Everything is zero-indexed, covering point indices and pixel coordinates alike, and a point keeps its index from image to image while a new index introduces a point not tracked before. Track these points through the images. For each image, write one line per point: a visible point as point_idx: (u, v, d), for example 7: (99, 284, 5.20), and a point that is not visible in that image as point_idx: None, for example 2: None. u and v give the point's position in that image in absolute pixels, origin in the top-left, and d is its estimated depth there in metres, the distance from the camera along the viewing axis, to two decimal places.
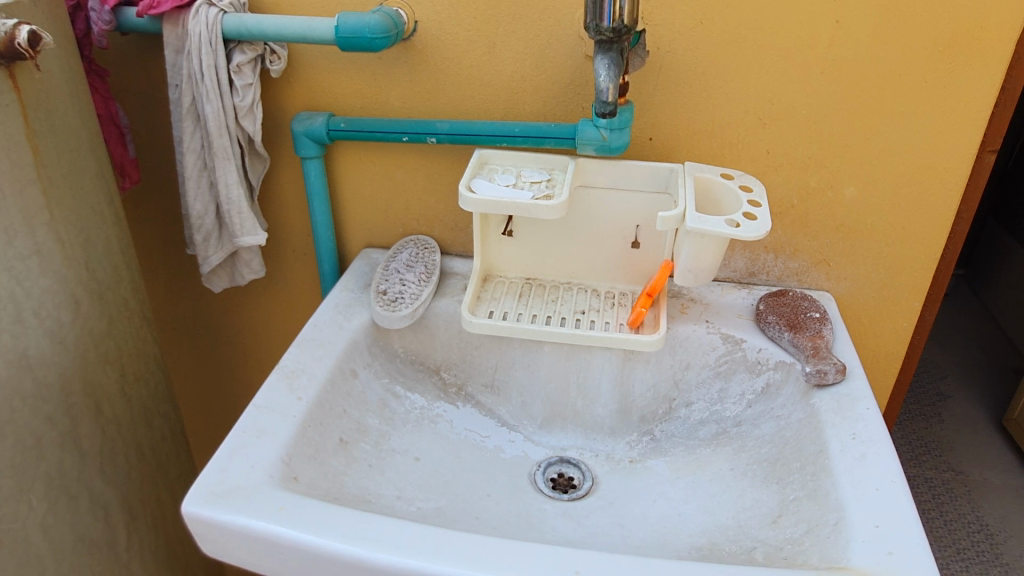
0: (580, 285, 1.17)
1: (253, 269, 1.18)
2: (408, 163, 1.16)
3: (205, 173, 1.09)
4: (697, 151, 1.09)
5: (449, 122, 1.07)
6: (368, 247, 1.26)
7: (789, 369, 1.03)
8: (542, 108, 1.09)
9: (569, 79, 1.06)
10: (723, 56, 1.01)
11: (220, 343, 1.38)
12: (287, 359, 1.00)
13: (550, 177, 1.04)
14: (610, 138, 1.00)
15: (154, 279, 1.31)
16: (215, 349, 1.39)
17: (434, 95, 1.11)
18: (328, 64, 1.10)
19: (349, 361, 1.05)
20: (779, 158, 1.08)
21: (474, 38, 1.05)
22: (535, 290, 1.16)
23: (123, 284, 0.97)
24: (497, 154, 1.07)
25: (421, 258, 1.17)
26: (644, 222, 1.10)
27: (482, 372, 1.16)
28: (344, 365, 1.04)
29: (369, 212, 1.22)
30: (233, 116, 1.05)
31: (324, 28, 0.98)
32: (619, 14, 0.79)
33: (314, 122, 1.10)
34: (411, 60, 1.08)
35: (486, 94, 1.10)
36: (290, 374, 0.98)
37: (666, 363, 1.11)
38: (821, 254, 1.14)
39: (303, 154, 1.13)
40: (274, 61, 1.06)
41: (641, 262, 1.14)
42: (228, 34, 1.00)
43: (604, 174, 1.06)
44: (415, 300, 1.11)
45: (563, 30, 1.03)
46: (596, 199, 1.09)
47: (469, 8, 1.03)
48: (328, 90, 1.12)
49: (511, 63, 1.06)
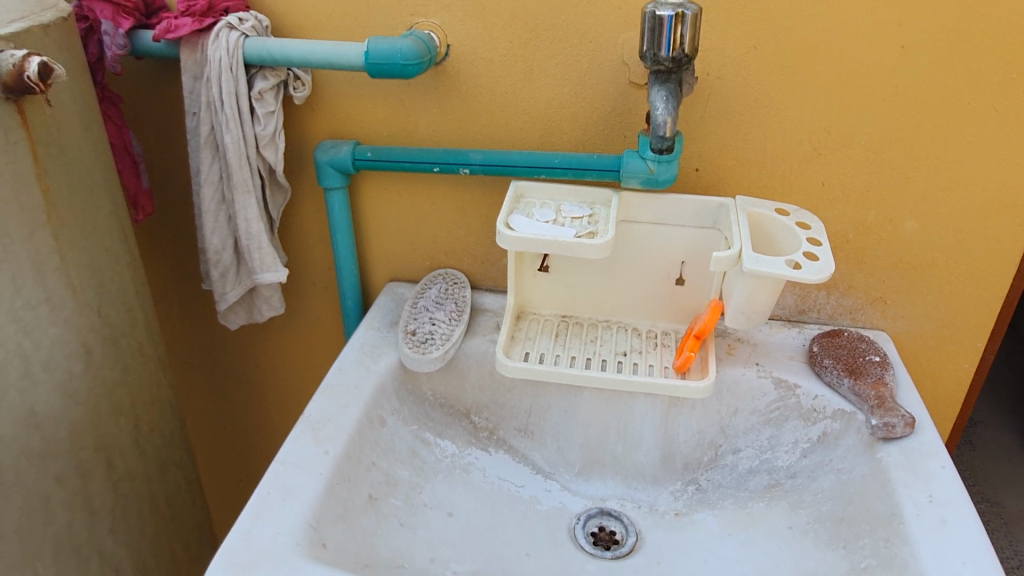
0: (619, 323, 1.10)
1: (273, 306, 1.11)
2: (437, 194, 1.10)
3: (224, 206, 1.02)
4: (746, 183, 1.03)
5: (483, 152, 1.00)
6: (393, 281, 1.19)
7: (850, 418, 0.96)
8: (581, 137, 1.03)
9: (611, 106, 1.00)
10: (777, 83, 0.94)
11: (235, 379, 1.31)
12: (311, 408, 0.93)
13: (591, 212, 0.97)
14: (656, 171, 0.93)
15: (167, 314, 1.24)
16: (230, 386, 1.32)
17: (466, 123, 1.04)
18: (353, 90, 1.04)
19: (377, 408, 0.98)
20: (835, 191, 1.01)
21: (510, 63, 0.99)
22: (571, 330, 1.09)
23: (138, 329, 0.90)
24: (534, 187, 1.00)
25: (451, 296, 1.11)
26: (690, 258, 1.03)
27: (515, 416, 1.09)
28: (372, 413, 0.97)
29: (395, 244, 1.16)
30: (254, 146, 0.99)
31: (353, 54, 0.92)
32: (680, 43, 0.73)
33: (339, 152, 1.04)
34: (442, 86, 1.02)
35: (521, 122, 1.03)
36: (315, 425, 0.91)
37: (713, 408, 1.04)
38: (878, 292, 1.07)
39: (327, 185, 1.07)
40: (298, 88, 1.00)
41: (686, 300, 1.07)
42: (250, 58, 0.94)
43: (649, 209, 0.99)
44: (446, 341, 1.04)
45: (605, 55, 0.96)
46: (639, 234, 1.02)
47: (505, 32, 0.97)
48: (353, 117, 1.06)
49: (548, 89, 1.00)
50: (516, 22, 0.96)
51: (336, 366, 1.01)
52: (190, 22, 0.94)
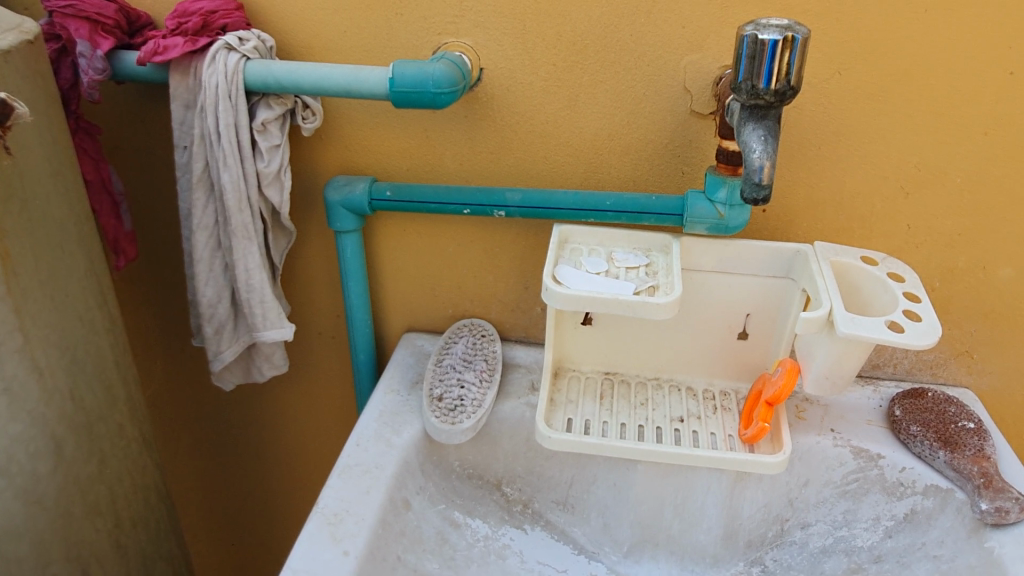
0: (671, 382, 0.97)
1: (276, 365, 0.97)
2: (463, 236, 0.96)
3: (219, 254, 0.88)
4: (820, 224, 0.91)
5: (522, 192, 0.87)
6: (411, 331, 1.05)
7: (946, 496, 0.84)
8: (632, 173, 0.90)
9: (668, 139, 0.87)
10: (863, 112, 0.82)
11: (229, 439, 1.16)
12: (326, 497, 0.79)
13: (649, 261, 0.85)
14: (727, 216, 0.81)
15: (151, 370, 1.09)
16: (222, 447, 1.17)
17: (500, 157, 0.91)
18: (370, 119, 0.90)
19: (401, 491, 0.84)
20: (921, 235, 0.89)
21: (553, 89, 0.86)
22: (617, 390, 0.96)
23: (119, 408, 0.75)
24: (581, 231, 0.87)
25: (480, 352, 0.98)
26: (756, 311, 0.90)
27: (554, 487, 0.96)
28: (397, 498, 0.82)
29: (414, 291, 1.02)
30: (256, 185, 0.85)
31: (375, 80, 0.78)
32: (785, 71, 0.60)
33: (353, 190, 0.90)
34: (473, 114, 0.89)
35: (564, 156, 0.90)
36: (333, 518, 0.76)
37: (781, 478, 0.91)
38: (963, 345, 0.95)
39: (338, 228, 0.93)
40: (307, 119, 0.86)
41: (749, 356, 0.94)
42: (253, 84, 0.81)
43: (713, 256, 0.86)
44: (478, 407, 0.91)
45: (664, 81, 0.84)
46: (700, 285, 0.89)
47: (548, 54, 0.84)
48: (370, 150, 0.92)
49: (596, 119, 0.87)
50: (561, 42, 0.83)
51: (352, 440, 0.87)
52: (181, 42, 0.80)
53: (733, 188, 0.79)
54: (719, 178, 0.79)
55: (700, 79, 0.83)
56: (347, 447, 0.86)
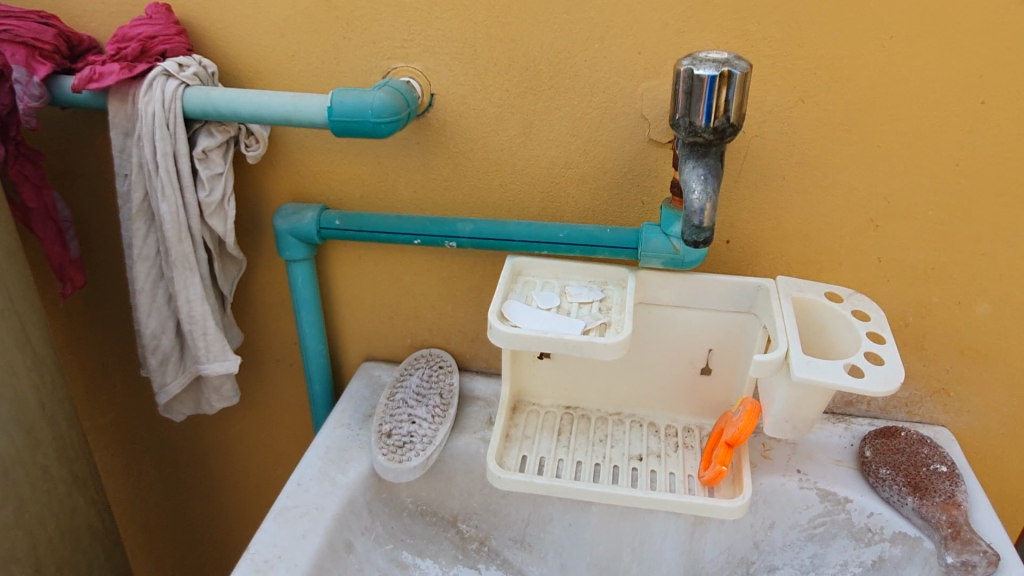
0: (633, 418, 0.93)
1: (226, 396, 0.94)
2: (419, 265, 0.93)
3: (162, 285, 0.86)
4: (786, 257, 0.87)
5: (473, 223, 0.84)
6: (370, 360, 1.02)
7: (915, 545, 0.80)
8: (590, 202, 0.86)
9: (626, 168, 0.84)
10: (828, 142, 0.79)
11: (191, 464, 1.15)
12: (258, 542, 0.76)
13: (603, 295, 0.81)
14: (682, 251, 0.77)
15: (108, 395, 1.07)
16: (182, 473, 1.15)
17: (454, 184, 0.88)
18: (320, 146, 0.87)
19: (342, 533, 0.81)
20: (892, 269, 0.85)
21: (506, 116, 0.83)
22: (577, 425, 0.92)
23: (41, 450, 0.74)
24: (534, 263, 0.84)
25: (435, 385, 0.95)
26: (718, 346, 0.87)
27: (511, 524, 0.91)
28: (336, 541, 0.80)
29: (371, 320, 0.99)
30: (197, 216, 0.83)
31: (314, 108, 0.75)
32: (724, 108, 0.57)
33: (301, 219, 0.88)
34: (425, 141, 0.86)
35: (519, 184, 0.87)
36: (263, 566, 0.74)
37: (745, 521, 0.87)
38: (939, 382, 0.91)
39: (288, 257, 0.90)
40: (251, 146, 0.83)
41: (712, 392, 0.90)
42: (190, 112, 0.78)
43: (671, 290, 0.83)
44: (428, 445, 0.88)
45: (620, 108, 0.80)
46: (659, 319, 0.86)
47: (499, 80, 0.81)
48: (321, 177, 0.90)
49: (552, 147, 0.84)
50: (513, 68, 0.80)
51: (294, 480, 0.84)
52: (117, 69, 0.77)
53: None
54: (673, 212, 0.76)
55: (658, 106, 0.79)
56: (288, 488, 0.83)
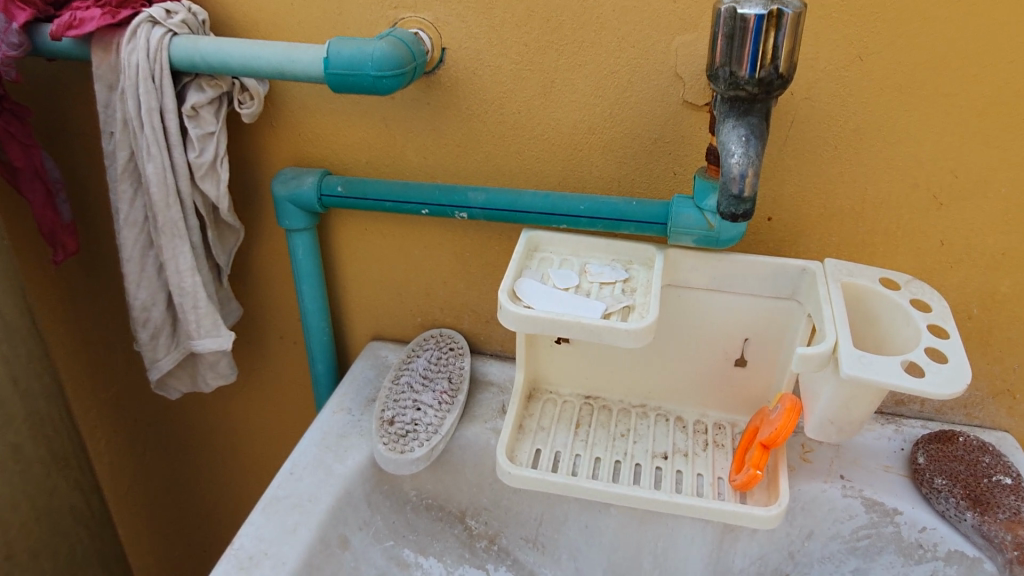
0: (659, 411, 0.85)
1: (222, 373, 0.88)
2: (428, 238, 0.86)
3: (152, 254, 0.80)
4: (836, 237, 0.77)
5: (486, 192, 0.76)
6: (377, 340, 0.95)
7: (973, 566, 0.72)
8: (617, 172, 0.78)
9: (656, 134, 0.75)
10: (890, 107, 0.69)
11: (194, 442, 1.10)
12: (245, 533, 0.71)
13: (627, 275, 0.73)
14: (718, 228, 0.69)
15: (109, 367, 1.03)
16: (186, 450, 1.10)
17: (466, 150, 0.80)
18: (322, 105, 0.80)
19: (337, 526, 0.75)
20: (957, 254, 0.75)
21: (525, 74, 0.74)
22: (596, 418, 0.84)
23: (11, 428, 0.69)
24: (552, 238, 0.75)
25: (444, 368, 0.87)
26: (755, 335, 0.78)
27: (523, 522, 0.84)
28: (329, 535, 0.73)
29: (378, 297, 0.92)
30: (187, 178, 0.76)
31: (309, 60, 0.68)
32: (771, 56, 0.48)
33: (301, 185, 0.80)
34: (435, 101, 0.78)
35: (538, 151, 0.78)
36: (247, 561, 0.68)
37: (780, 531, 0.78)
38: (1005, 382, 0.81)
39: (287, 226, 0.83)
40: (245, 103, 0.76)
41: (746, 386, 0.82)
42: (179, 64, 0.71)
43: (703, 272, 0.74)
44: (433, 432, 0.81)
45: (651, 66, 0.71)
46: (689, 304, 0.77)
47: (517, 34, 0.73)
48: (324, 140, 0.82)
49: (575, 110, 0.75)
50: (532, 19, 0.72)
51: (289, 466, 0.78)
52: (99, 15, 0.71)
53: None
54: (707, 183, 0.67)
55: (694, 63, 0.70)
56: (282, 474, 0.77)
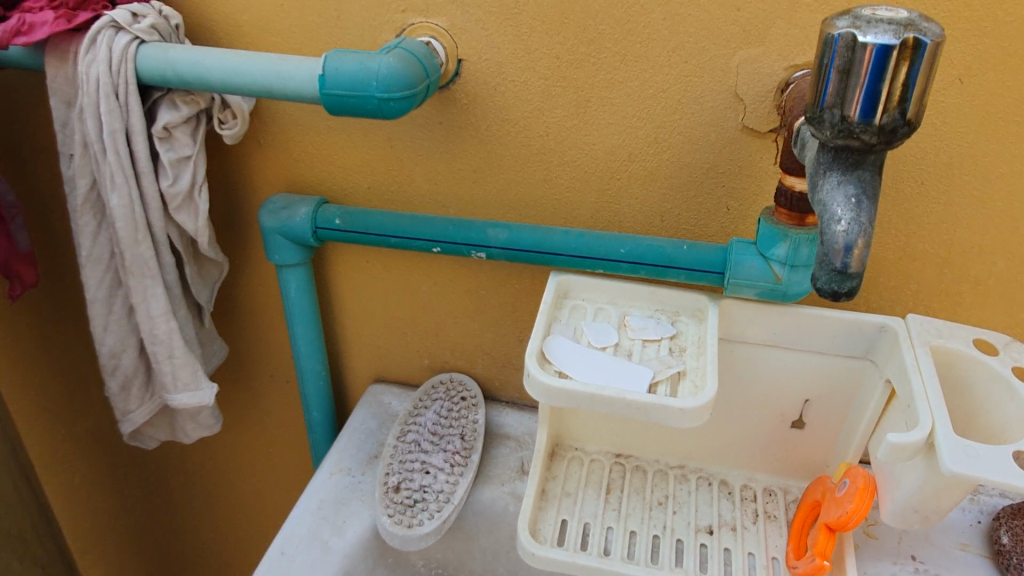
0: (700, 474, 0.75)
1: (205, 425, 0.78)
2: (438, 274, 0.75)
3: (120, 295, 0.69)
4: (914, 285, 0.66)
5: (508, 229, 0.65)
6: (379, 382, 0.85)
7: None
8: (660, 206, 0.67)
9: (709, 164, 0.64)
10: (992, 138, 0.58)
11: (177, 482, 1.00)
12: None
13: (674, 331, 0.62)
14: (787, 280, 0.58)
15: (82, 404, 0.93)
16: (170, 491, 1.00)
17: (484, 176, 0.69)
18: (317, 122, 0.69)
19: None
20: None
21: (555, 91, 0.63)
22: (629, 482, 0.74)
23: None
24: (586, 284, 0.65)
25: (455, 424, 0.77)
26: (817, 397, 0.67)
27: None
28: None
29: (380, 336, 0.81)
30: (159, 210, 0.65)
31: (301, 77, 0.57)
32: (898, 97, 0.37)
33: (293, 215, 0.69)
34: (448, 120, 0.67)
35: (569, 179, 0.67)
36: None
37: None
38: None
39: (277, 261, 0.72)
40: (227, 123, 0.65)
41: (803, 450, 0.71)
42: (146, 77, 0.60)
43: (762, 326, 0.64)
44: (444, 502, 0.70)
45: (706, 85, 0.60)
46: (743, 361, 0.67)
47: (547, 44, 0.61)
48: (319, 161, 0.71)
49: (613, 134, 0.64)
50: (565, 28, 0.60)
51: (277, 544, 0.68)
52: (52, 19, 0.60)
53: (795, 245, 0.56)
54: (776, 230, 0.56)
55: (758, 83, 0.59)
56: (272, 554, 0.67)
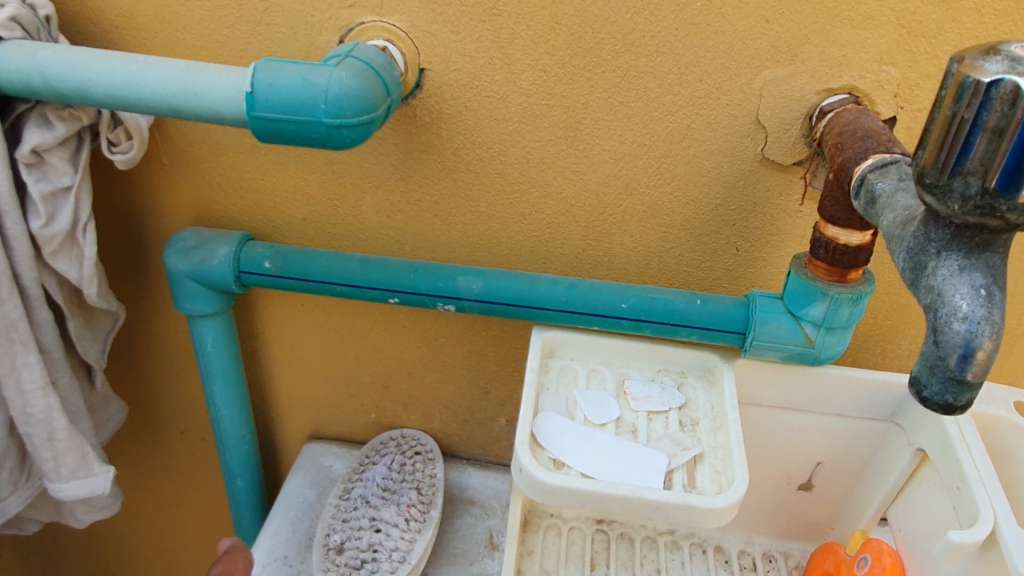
0: (692, 540, 0.65)
1: (99, 507, 0.63)
2: (389, 319, 0.63)
3: None
4: None
5: (484, 278, 0.54)
6: (315, 440, 0.72)
7: None
8: (658, 245, 0.57)
9: (720, 199, 0.54)
10: None
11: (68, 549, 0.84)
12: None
13: (683, 399, 0.53)
14: (820, 343, 0.50)
15: None
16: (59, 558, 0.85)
17: (448, 207, 0.57)
18: (238, 141, 0.55)
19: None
20: None
21: (539, 110, 0.52)
22: (615, 554, 0.62)
23: None
24: (575, 342, 0.55)
25: (411, 476, 0.65)
26: (830, 460, 0.60)
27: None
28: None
29: (317, 387, 0.69)
30: (30, 256, 0.50)
31: (221, 92, 0.43)
32: None
33: (209, 257, 0.56)
34: (404, 141, 0.54)
35: (551, 213, 0.57)
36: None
37: None
38: None
39: (189, 311, 0.58)
40: (119, 145, 0.51)
41: (808, 512, 0.64)
42: (9, 87, 0.45)
43: (777, 387, 0.55)
44: (398, 562, 0.59)
45: (723, 108, 0.50)
46: (751, 424, 0.58)
47: (532, 54, 0.50)
48: (241, 188, 0.58)
49: (607, 162, 0.54)
50: (555, 35, 0.49)
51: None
52: None
53: (833, 306, 0.47)
54: (810, 287, 0.47)
55: (784, 107, 0.50)
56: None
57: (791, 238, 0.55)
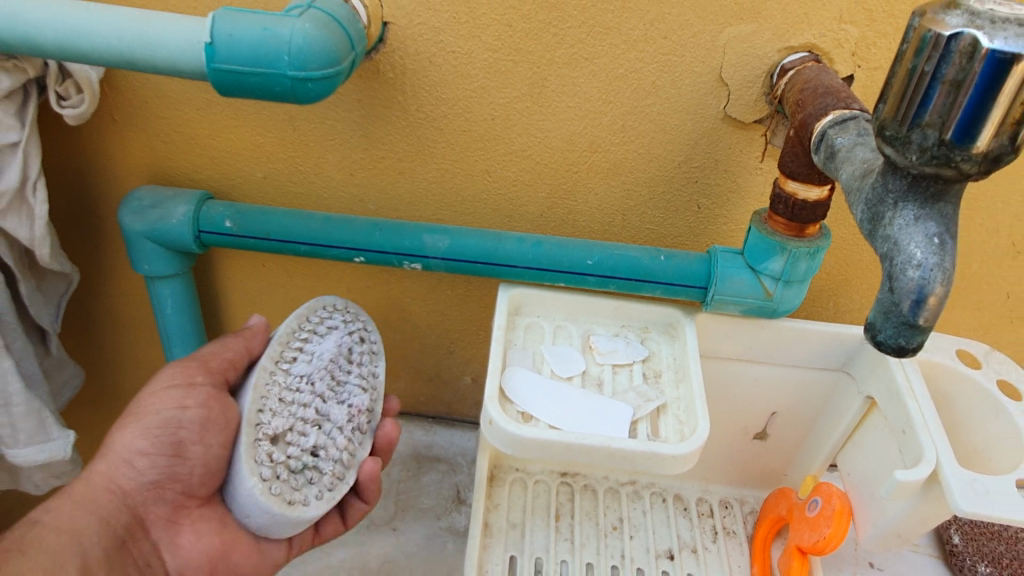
0: (652, 490, 0.67)
1: (60, 473, 0.62)
2: (353, 280, 0.62)
3: None
4: None
5: (451, 236, 0.54)
6: None
7: None
8: (622, 202, 0.58)
9: (683, 156, 0.55)
10: None
11: None
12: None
13: (646, 352, 0.54)
14: (778, 296, 0.52)
15: None
16: None
17: (413, 165, 0.57)
18: (194, 96, 0.54)
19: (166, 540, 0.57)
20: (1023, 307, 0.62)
21: (505, 66, 0.52)
22: (579, 505, 0.64)
23: None
24: (539, 298, 0.56)
25: (354, 372, 0.56)
26: (785, 410, 0.62)
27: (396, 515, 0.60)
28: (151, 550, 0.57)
29: None
30: None
31: (178, 44, 0.42)
32: (1018, 118, 0.29)
33: (166, 216, 0.54)
34: (369, 98, 0.53)
35: (517, 171, 0.57)
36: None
37: None
38: None
39: (146, 272, 0.57)
40: (69, 99, 0.49)
41: (762, 460, 0.67)
42: None
43: (736, 340, 0.57)
44: (337, 478, 0.53)
45: (687, 66, 0.51)
46: (709, 378, 0.60)
47: (497, 8, 0.49)
48: (198, 145, 0.56)
49: (572, 120, 0.54)
50: None
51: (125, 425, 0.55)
52: None
53: (792, 259, 0.49)
54: (770, 242, 0.49)
55: (746, 65, 0.51)
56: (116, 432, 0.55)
57: (751, 195, 0.57)
